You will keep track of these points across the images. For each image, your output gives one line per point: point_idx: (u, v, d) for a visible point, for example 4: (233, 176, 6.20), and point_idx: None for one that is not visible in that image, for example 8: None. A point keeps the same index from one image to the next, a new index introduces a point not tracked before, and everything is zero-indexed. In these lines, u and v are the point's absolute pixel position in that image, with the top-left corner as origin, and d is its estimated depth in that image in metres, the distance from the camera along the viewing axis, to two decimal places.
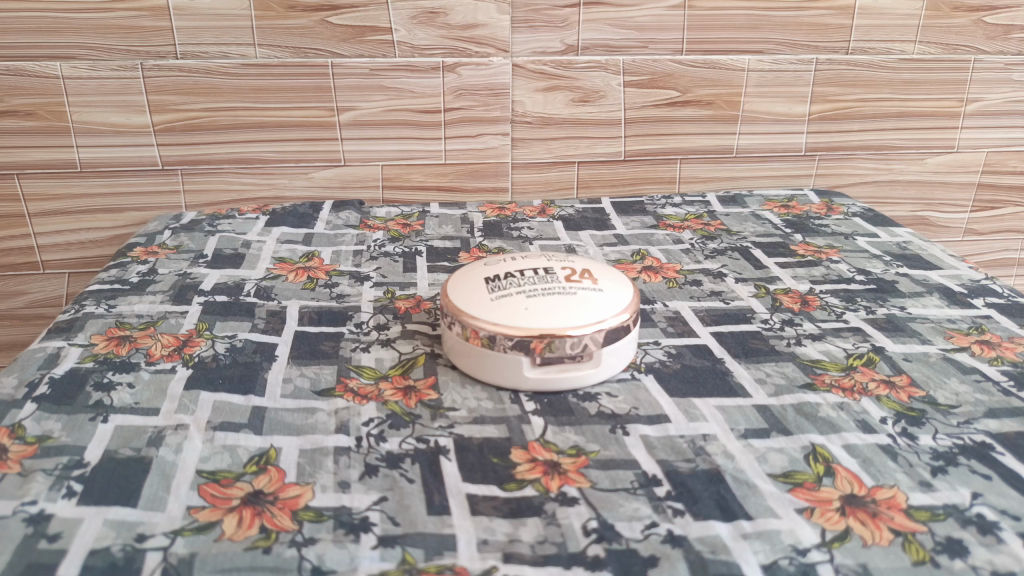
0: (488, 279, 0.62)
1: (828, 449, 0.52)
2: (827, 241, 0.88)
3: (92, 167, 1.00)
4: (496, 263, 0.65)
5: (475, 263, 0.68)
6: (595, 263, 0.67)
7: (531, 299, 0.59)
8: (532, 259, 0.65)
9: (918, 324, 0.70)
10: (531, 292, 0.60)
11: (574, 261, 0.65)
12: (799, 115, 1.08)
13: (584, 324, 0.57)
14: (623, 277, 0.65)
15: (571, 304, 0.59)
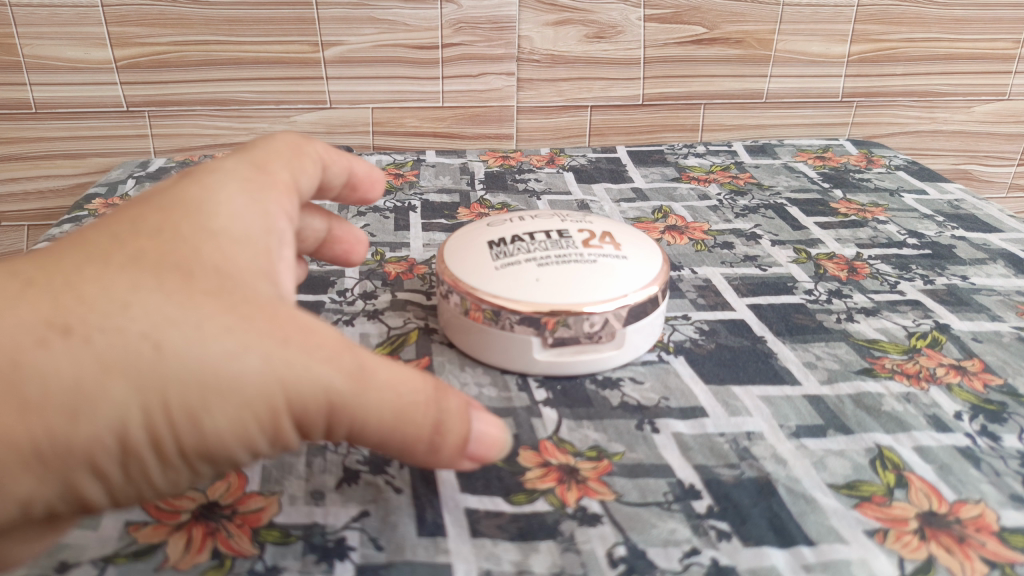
0: (492, 243, 0.53)
1: (897, 452, 0.43)
2: (870, 197, 0.79)
3: (49, 108, 0.89)
4: (501, 224, 0.56)
5: (477, 222, 0.58)
6: (616, 223, 0.58)
7: (543, 268, 0.50)
8: (543, 220, 0.56)
9: (985, 298, 0.60)
10: (543, 260, 0.50)
11: (593, 222, 0.56)
12: (837, 56, 0.97)
13: (605, 300, 0.48)
14: (649, 242, 0.56)
15: (590, 274, 0.49)
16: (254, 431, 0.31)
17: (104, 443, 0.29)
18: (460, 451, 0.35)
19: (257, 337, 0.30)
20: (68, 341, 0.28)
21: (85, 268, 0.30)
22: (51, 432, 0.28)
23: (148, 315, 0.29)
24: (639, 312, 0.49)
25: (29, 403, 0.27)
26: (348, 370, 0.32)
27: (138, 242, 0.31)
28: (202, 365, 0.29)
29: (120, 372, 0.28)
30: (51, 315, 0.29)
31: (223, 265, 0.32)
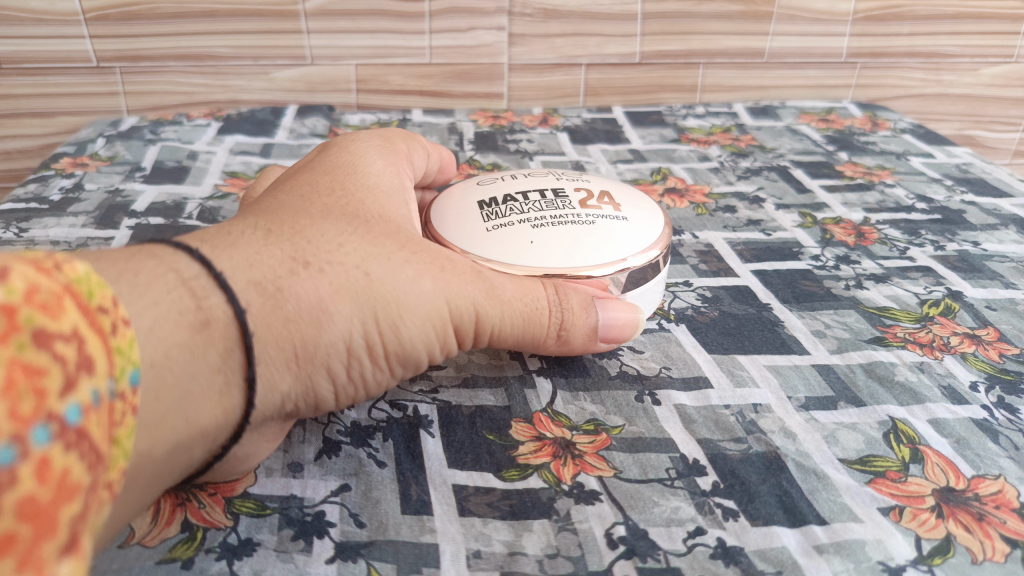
0: (482, 203, 0.49)
1: (912, 425, 0.41)
2: (877, 161, 0.76)
3: (14, 63, 0.85)
4: (492, 184, 0.52)
5: (465, 181, 0.54)
6: (613, 183, 0.54)
7: (537, 230, 0.46)
8: (537, 179, 0.52)
9: (997, 264, 0.58)
10: (538, 222, 0.47)
11: (589, 182, 0.52)
12: (841, 13, 0.93)
13: (604, 265, 0.45)
14: (649, 203, 0.52)
15: (588, 237, 0.46)
16: (442, 341, 0.35)
17: (345, 348, 0.33)
18: (590, 336, 0.40)
19: (425, 265, 0.35)
20: (311, 268, 0.32)
21: (298, 217, 0.34)
22: (308, 336, 0.32)
23: (363, 246, 0.34)
24: (637, 279, 0.46)
25: (291, 315, 0.31)
26: (500, 283, 0.37)
27: (321, 197, 0.36)
28: (404, 281, 0.34)
29: (357, 289, 0.32)
30: (291, 250, 0.32)
31: (385, 212, 0.37)
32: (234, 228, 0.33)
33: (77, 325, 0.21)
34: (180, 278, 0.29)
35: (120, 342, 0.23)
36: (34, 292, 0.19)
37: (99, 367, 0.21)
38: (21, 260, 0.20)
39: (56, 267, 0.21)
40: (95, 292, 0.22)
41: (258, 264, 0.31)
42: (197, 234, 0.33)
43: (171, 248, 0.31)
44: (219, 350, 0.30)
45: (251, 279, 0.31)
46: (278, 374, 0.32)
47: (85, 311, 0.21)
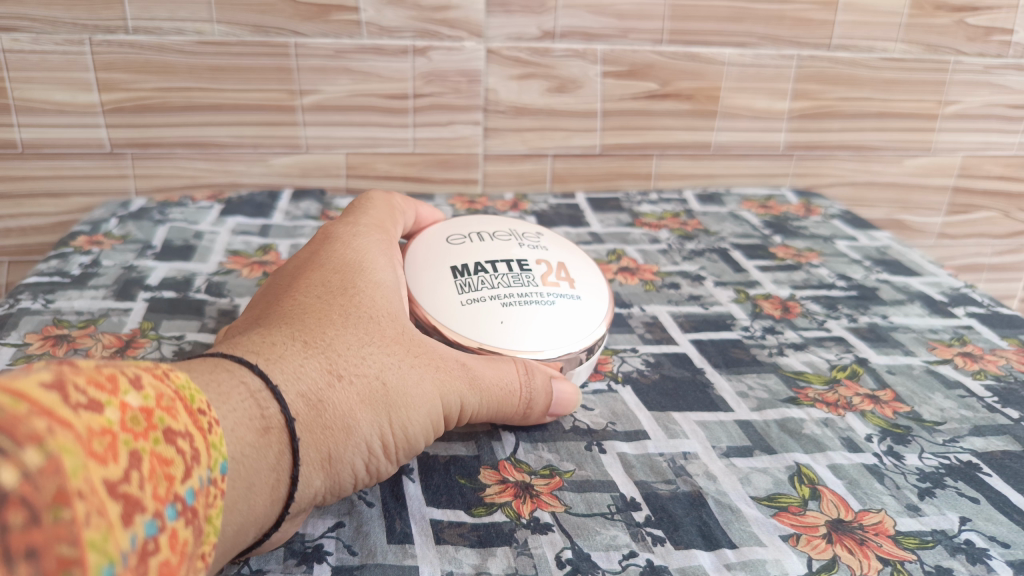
0: (454, 270, 0.56)
1: (813, 469, 0.49)
2: (807, 243, 0.86)
3: (35, 148, 0.93)
4: (462, 246, 0.59)
5: (435, 235, 0.61)
6: (564, 249, 0.62)
7: (507, 309, 0.54)
8: (502, 247, 0.59)
9: (901, 334, 0.67)
10: (507, 300, 0.55)
11: (547, 252, 0.60)
12: (778, 112, 1.06)
13: (565, 344, 0.54)
14: (595, 275, 0.61)
15: (547, 319, 0.54)
16: (436, 427, 0.44)
17: (366, 446, 0.41)
18: (547, 412, 0.50)
19: (428, 371, 0.43)
20: (342, 379, 0.40)
21: (326, 326, 0.42)
22: (339, 438, 0.40)
23: (380, 356, 0.42)
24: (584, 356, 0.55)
25: (328, 422, 0.39)
26: (482, 377, 0.46)
27: (339, 299, 0.44)
28: (411, 384, 0.42)
29: (377, 397, 0.41)
30: (327, 363, 0.40)
31: (392, 315, 0.45)
32: (275, 340, 0.40)
33: (187, 425, 0.31)
34: (248, 389, 0.37)
35: (214, 437, 0.33)
36: (163, 399, 0.29)
37: (200, 456, 0.31)
38: (151, 374, 0.30)
39: (169, 376, 0.31)
40: (195, 397, 0.32)
41: (303, 378, 0.39)
42: (245, 346, 0.40)
43: (234, 364, 0.37)
44: (276, 451, 0.37)
45: (299, 391, 0.38)
46: (315, 471, 0.39)
47: (189, 412, 0.31)
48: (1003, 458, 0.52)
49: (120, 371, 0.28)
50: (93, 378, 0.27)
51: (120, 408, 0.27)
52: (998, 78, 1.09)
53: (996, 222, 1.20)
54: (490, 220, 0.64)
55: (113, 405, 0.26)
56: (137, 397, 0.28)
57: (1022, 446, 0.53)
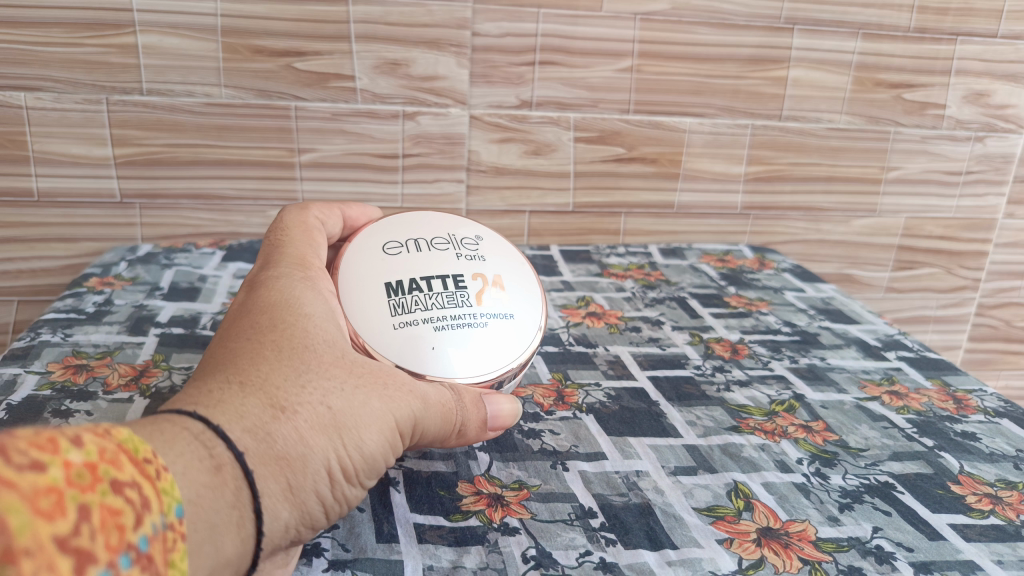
0: (389, 286, 0.55)
1: (749, 486, 0.56)
2: (758, 294, 0.95)
3: (50, 197, 1.01)
4: (397, 257, 0.57)
5: (369, 243, 0.60)
6: (503, 259, 0.61)
7: (440, 332, 0.54)
8: (439, 257, 0.58)
9: (836, 374, 0.75)
10: (440, 322, 0.54)
11: (484, 265, 0.59)
12: (735, 175, 1.16)
13: (495, 368, 0.55)
14: (532, 290, 0.61)
15: (480, 344, 0.55)
16: (391, 446, 0.45)
17: (325, 472, 0.41)
18: (495, 428, 0.51)
19: (371, 389, 0.44)
20: (286, 411, 0.40)
21: (258, 363, 0.42)
22: (296, 467, 0.39)
23: (320, 382, 0.42)
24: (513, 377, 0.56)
25: (282, 453, 0.39)
26: (425, 398, 0.47)
27: (269, 335, 0.44)
28: (356, 406, 0.43)
29: (325, 421, 0.41)
30: (268, 398, 0.40)
31: (327, 342, 0.45)
32: (211, 388, 0.40)
33: (136, 475, 0.29)
34: (192, 433, 0.36)
35: (165, 483, 0.31)
36: (107, 451, 0.28)
37: (153, 503, 0.29)
38: (91, 429, 0.28)
39: (112, 431, 0.30)
40: (140, 447, 0.30)
41: (246, 415, 0.38)
42: (180, 400, 0.39)
43: (171, 414, 0.37)
44: (233, 489, 0.36)
45: (245, 427, 0.38)
46: (279, 504, 0.39)
47: (136, 462, 0.29)
48: (916, 480, 0.58)
49: (57, 431, 0.27)
50: (31, 439, 0.25)
51: (63, 466, 0.25)
52: (933, 147, 1.20)
53: (938, 278, 1.30)
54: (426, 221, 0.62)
55: (54, 464, 0.25)
56: (81, 453, 0.26)
57: (933, 469, 0.60)
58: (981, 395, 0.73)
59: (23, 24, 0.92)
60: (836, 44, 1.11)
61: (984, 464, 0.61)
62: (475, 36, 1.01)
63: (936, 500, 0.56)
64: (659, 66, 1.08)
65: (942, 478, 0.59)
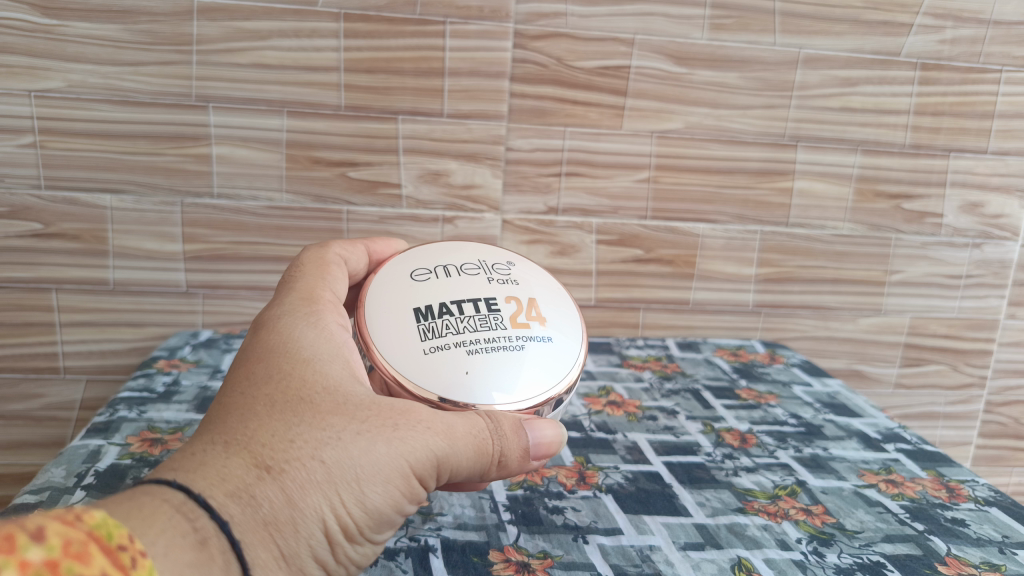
0: (419, 312, 0.58)
1: (751, 561, 0.62)
2: (767, 387, 1.02)
3: (123, 286, 1.12)
4: (426, 284, 0.60)
5: (397, 273, 0.63)
6: (535, 286, 0.63)
7: (471, 357, 0.55)
8: (470, 284, 0.60)
9: (837, 463, 0.82)
10: (473, 346, 0.55)
11: (517, 289, 0.61)
12: (746, 276, 1.25)
13: (529, 395, 0.55)
14: (565, 314, 0.63)
15: (513, 368, 0.55)
16: (400, 494, 0.48)
17: (321, 532, 0.44)
18: (535, 459, 0.51)
19: (374, 434, 0.47)
20: (273, 471, 0.43)
21: (246, 420, 0.45)
22: (286, 531, 0.43)
23: (312, 435, 0.45)
24: (551, 405, 0.56)
25: (271, 517, 0.42)
26: (444, 438, 0.48)
27: (264, 388, 0.48)
28: (355, 455, 0.46)
29: (319, 478, 0.44)
30: (254, 459, 0.43)
31: (325, 387, 0.48)
32: (197, 449, 0.44)
33: (104, 565, 0.29)
34: (172, 505, 0.39)
35: (139, 572, 0.32)
36: (70, 544, 0.28)
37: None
38: (60, 521, 0.29)
39: (80, 519, 0.31)
40: (112, 534, 0.32)
41: (228, 478, 0.42)
42: (170, 464, 0.43)
43: (156, 484, 0.40)
44: (220, 563, 0.39)
45: (228, 492, 0.41)
46: (272, 569, 0.42)
47: (106, 551, 0.30)
48: (906, 559, 0.64)
49: (19, 527, 0.28)
50: None
51: (20, 566, 0.26)
52: (933, 253, 1.29)
53: (945, 374, 1.36)
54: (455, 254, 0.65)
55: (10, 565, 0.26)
56: (40, 550, 0.27)
57: (922, 551, 0.65)
58: (973, 485, 0.79)
59: (115, 136, 1.05)
60: (837, 159, 1.22)
61: (970, 548, 0.66)
62: (509, 150, 1.14)
63: None
64: (674, 177, 1.19)
65: (929, 559, 0.64)
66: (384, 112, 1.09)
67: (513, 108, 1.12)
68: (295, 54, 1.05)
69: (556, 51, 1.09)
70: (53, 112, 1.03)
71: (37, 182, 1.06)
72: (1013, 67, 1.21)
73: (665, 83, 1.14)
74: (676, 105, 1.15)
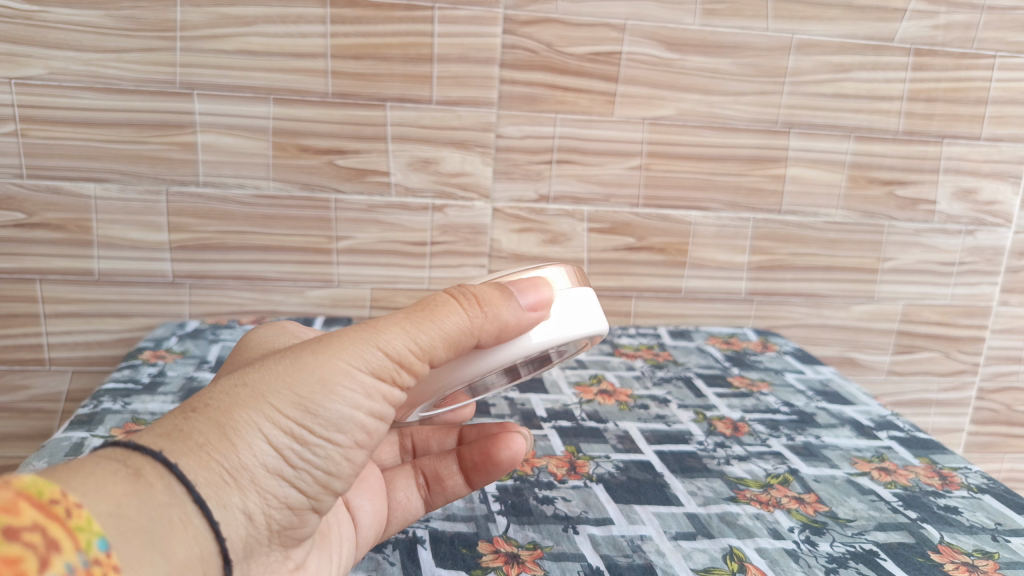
0: None
1: (743, 550, 0.61)
2: (760, 375, 1.01)
3: (108, 277, 1.11)
4: None
5: None
6: None
7: None
8: None
9: (829, 451, 0.81)
10: None
11: None
12: (738, 264, 1.25)
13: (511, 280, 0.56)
14: None
15: None
16: (357, 396, 0.44)
17: (265, 447, 0.42)
18: (517, 309, 0.48)
19: (304, 348, 0.44)
20: (199, 408, 0.41)
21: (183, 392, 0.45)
22: (225, 452, 0.40)
23: (238, 372, 0.44)
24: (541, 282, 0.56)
25: (204, 442, 0.40)
26: (383, 329, 0.45)
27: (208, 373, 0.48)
28: (285, 369, 0.43)
29: (249, 397, 0.42)
30: (182, 407, 0.42)
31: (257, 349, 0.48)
32: None
33: (36, 519, 0.29)
34: (99, 454, 0.38)
35: (77, 521, 0.31)
36: None
37: (64, 545, 0.29)
38: None
39: (8, 479, 0.29)
40: (44, 489, 0.31)
41: (154, 424, 0.41)
42: None
43: None
44: (162, 487, 0.37)
45: (153, 431, 0.40)
46: (219, 493, 0.40)
47: (38, 506, 0.29)
48: (898, 548, 0.63)
49: None
50: None
51: None
52: (926, 240, 1.28)
53: (938, 361, 1.36)
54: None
55: None
56: None
57: (914, 539, 0.65)
58: (966, 472, 0.78)
59: (98, 124, 1.04)
60: (830, 146, 1.21)
61: (962, 535, 0.66)
62: (499, 137, 1.12)
63: (915, 566, 0.60)
64: (666, 164, 1.18)
65: (922, 547, 0.64)
66: (372, 99, 1.08)
67: (503, 95, 1.10)
68: (282, 41, 1.03)
69: (546, 36, 1.08)
70: (35, 100, 1.01)
71: (19, 171, 1.04)
72: (1007, 53, 1.20)
73: (656, 69, 1.12)
74: (668, 91, 1.14)
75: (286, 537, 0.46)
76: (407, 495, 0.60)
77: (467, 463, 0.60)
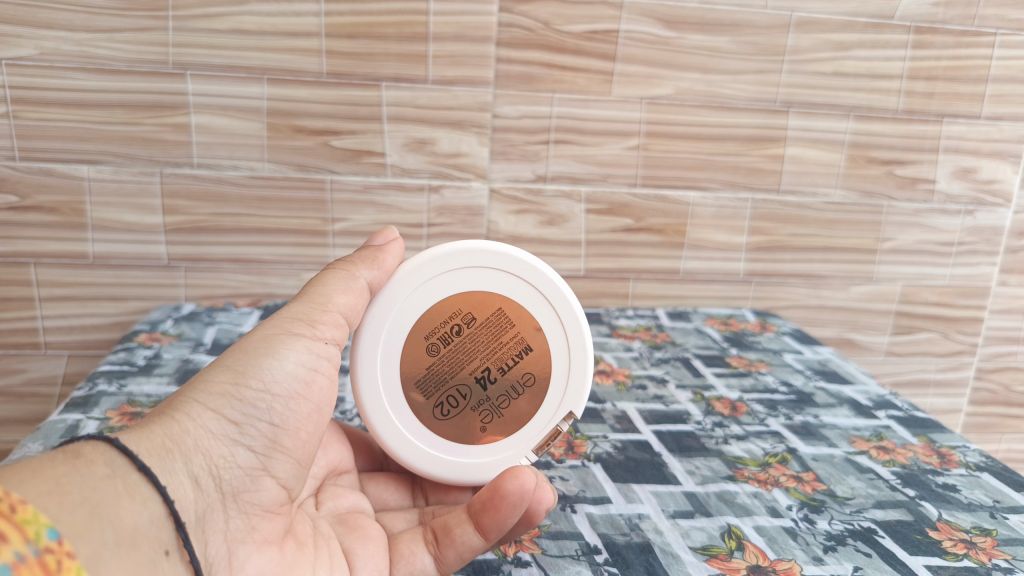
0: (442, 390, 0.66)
1: (742, 529, 0.61)
2: (758, 355, 1.01)
3: (103, 260, 1.10)
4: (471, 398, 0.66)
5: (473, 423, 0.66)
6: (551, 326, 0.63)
7: None
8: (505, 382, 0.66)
9: (828, 431, 0.81)
10: None
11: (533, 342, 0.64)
12: (737, 245, 1.24)
13: None
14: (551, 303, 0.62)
15: None
16: (280, 352, 0.48)
17: (204, 414, 0.44)
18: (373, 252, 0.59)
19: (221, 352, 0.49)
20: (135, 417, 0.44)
21: None
22: (163, 425, 0.43)
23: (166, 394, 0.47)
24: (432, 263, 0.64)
25: (142, 425, 0.42)
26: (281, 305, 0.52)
27: None
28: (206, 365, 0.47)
29: (179, 391, 0.45)
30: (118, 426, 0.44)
31: None
32: None
33: None
34: None
35: (24, 513, 0.31)
36: None
37: (10, 537, 0.29)
38: None
39: None
40: None
41: None
42: None
43: None
44: (103, 462, 0.38)
45: None
46: (166, 457, 0.41)
47: None
48: (897, 525, 0.63)
49: None
50: None
51: None
52: (925, 220, 1.28)
53: (937, 342, 1.36)
54: (547, 433, 0.63)
55: None
56: None
57: (913, 517, 0.65)
58: (964, 451, 0.78)
59: (90, 105, 1.02)
60: (829, 125, 1.20)
61: (961, 513, 0.66)
62: (496, 117, 1.11)
63: (915, 544, 0.60)
64: (665, 144, 1.17)
65: (921, 524, 0.63)
66: (367, 79, 1.06)
67: (499, 74, 1.09)
68: (275, 20, 1.02)
69: (543, 14, 1.07)
70: (26, 81, 1.00)
71: (11, 153, 1.03)
72: (1008, 30, 1.19)
73: (655, 47, 1.11)
74: (666, 70, 1.13)
75: (245, 501, 0.45)
76: (414, 551, 0.54)
77: (475, 506, 0.53)
